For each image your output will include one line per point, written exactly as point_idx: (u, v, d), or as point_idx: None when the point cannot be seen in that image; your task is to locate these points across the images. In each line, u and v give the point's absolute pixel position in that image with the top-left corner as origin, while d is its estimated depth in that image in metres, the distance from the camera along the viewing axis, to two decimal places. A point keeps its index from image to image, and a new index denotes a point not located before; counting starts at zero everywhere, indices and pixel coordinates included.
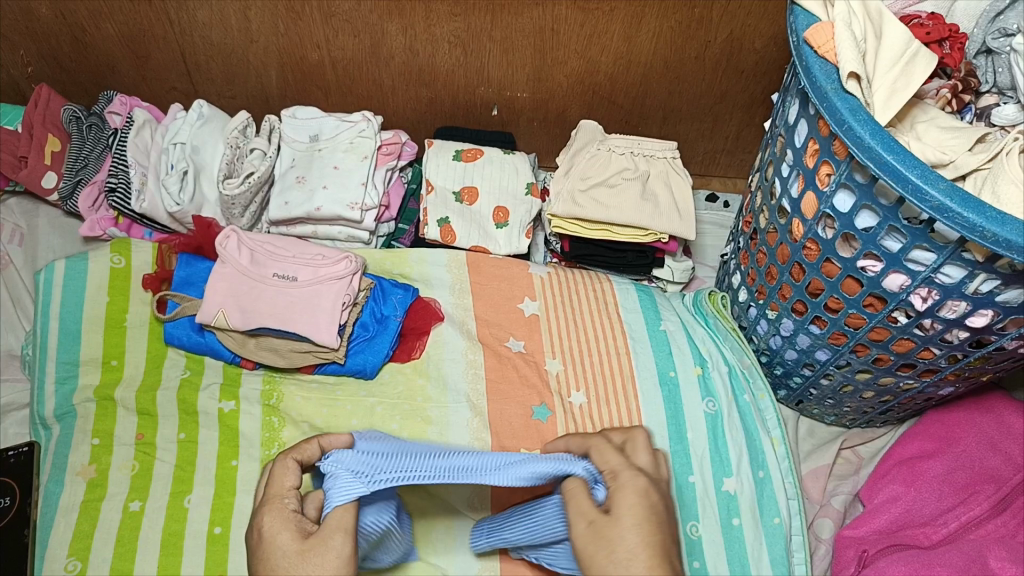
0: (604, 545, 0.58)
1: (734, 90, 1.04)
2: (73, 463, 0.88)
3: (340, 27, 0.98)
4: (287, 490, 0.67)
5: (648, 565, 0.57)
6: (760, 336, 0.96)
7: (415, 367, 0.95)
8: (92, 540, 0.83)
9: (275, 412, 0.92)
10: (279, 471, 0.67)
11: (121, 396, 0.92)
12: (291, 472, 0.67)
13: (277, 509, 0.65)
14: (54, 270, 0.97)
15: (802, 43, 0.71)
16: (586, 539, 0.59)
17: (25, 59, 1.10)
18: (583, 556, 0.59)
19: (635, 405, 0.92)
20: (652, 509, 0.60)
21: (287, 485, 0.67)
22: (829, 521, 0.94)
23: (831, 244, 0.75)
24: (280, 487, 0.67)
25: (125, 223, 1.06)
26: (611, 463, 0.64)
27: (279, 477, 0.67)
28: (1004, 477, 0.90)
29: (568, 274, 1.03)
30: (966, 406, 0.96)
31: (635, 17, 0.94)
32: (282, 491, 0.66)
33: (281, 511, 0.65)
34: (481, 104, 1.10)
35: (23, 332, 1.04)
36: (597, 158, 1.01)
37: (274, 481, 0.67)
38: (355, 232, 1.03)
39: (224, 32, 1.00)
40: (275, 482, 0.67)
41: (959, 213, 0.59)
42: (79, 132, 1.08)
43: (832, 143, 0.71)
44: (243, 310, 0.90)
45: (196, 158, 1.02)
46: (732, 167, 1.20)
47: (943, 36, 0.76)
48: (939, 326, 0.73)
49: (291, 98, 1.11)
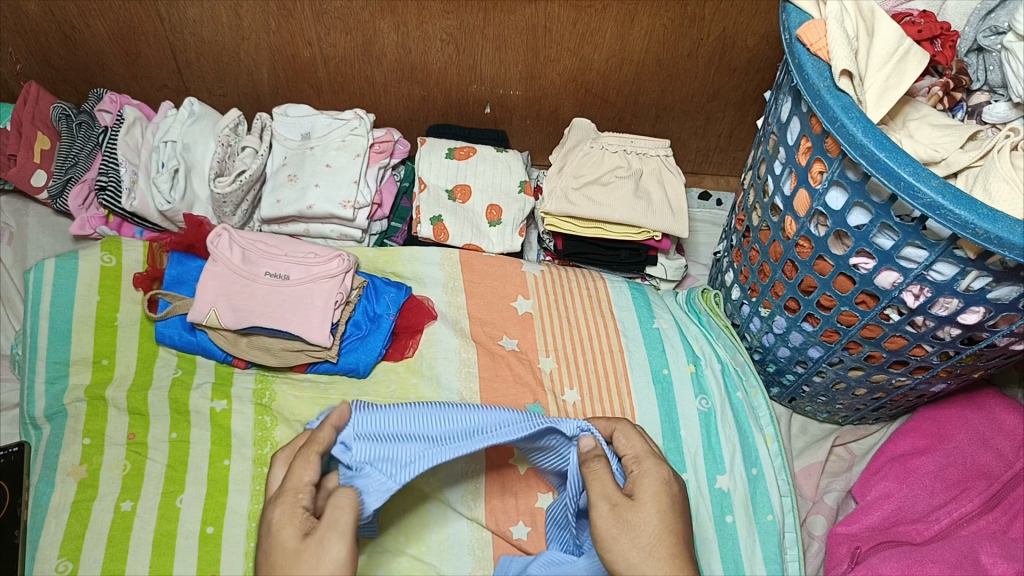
0: (629, 530, 0.65)
1: (726, 89, 1.05)
2: (64, 463, 0.88)
3: (331, 24, 0.97)
4: (303, 486, 0.65)
5: (668, 548, 0.64)
6: (753, 334, 0.96)
7: (408, 366, 0.94)
8: (83, 541, 0.83)
9: (267, 411, 0.91)
10: (302, 463, 0.65)
11: (112, 396, 0.91)
12: (312, 466, 0.65)
13: (289, 504, 0.63)
14: (43, 269, 0.96)
15: (794, 41, 0.71)
16: (609, 521, 0.65)
17: (13, 56, 1.09)
18: (605, 536, 0.65)
19: (628, 402, 0.92)
20: (670, 495, 0.67)
21: (304, 480, 0.65)
22: (821, 518, 0.94)
23: (824, 241, 0.75)
24: (297, 481, 0.65)
25: (115, 222, 1.05)
26: (635, 448, 0.70)
27: (297, 471, 0.65)
28: (995, 474, 0.91)
29: (561, 272, 1.03)
30: (957, 403, 0.96)
31: (628, 15, 0.94)
32: (298, 485, 0.65)
33: (293, 507, 0.63)
34: (474, 103, 1.09)
35: (13, 332, 1.03)
36: (590, 156, 1.00)
37: (293, 472, 0.65)
38: (348, 231, 1.03)
39: (214, 29, 1.00)
40: (295, 474, 0.65)
41: (951, 210, 0.59)
42: (68, 130, 1.07)
43: (824, 141, 0.71)
44: (235, 309, 0.89)
45: (187, 156, 1.02)
46: (724, 165, 1.20)
47: (934, 34, 0.76)
48: (930, 323, 0.73)
49: (282, 96, 1.11)
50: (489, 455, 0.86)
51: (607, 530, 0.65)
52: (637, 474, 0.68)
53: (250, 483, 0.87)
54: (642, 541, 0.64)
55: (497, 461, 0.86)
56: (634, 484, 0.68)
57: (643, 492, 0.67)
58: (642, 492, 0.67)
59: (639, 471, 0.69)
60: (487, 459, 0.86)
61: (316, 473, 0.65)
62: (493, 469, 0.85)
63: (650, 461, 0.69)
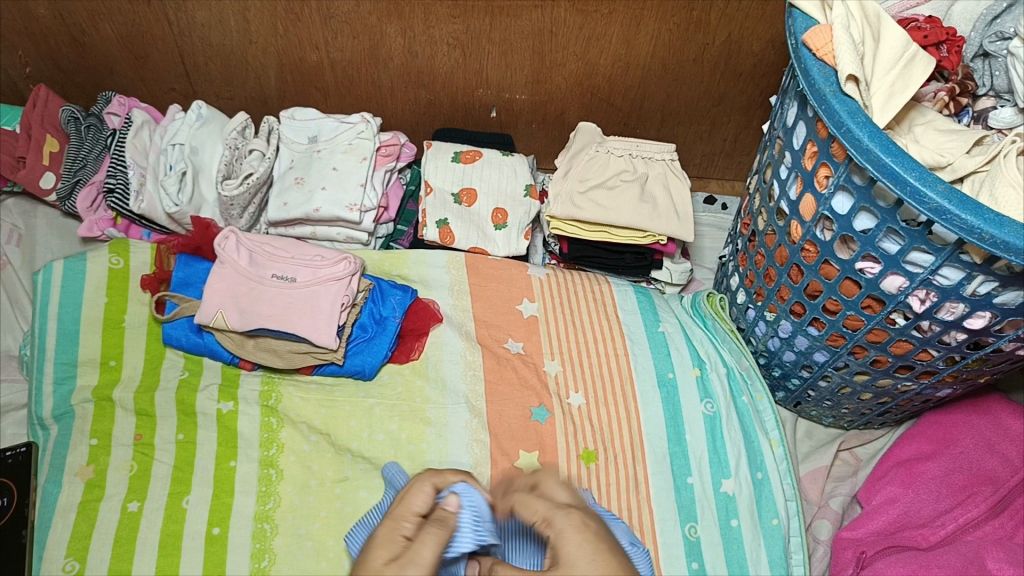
0: None
1: (732, 93, 1.05)
2: (71, 463, 0.88)
3: (338, 28, 0.98)
4: (411, 515, 0.61)
5: None
6: (758, 338, 0.96)
7: (414, 369, 0.95)
8: (90, 541, 0.83)
9: (273, 413, 0.92)
10: (415, 491, 0.62)
11: (119, 397, 0.92)
12: (423, 496, 0.61)
13: (390, 528, 0.60)
14: (52, 270, 0.97)
15: (801, 45, 0.72)
16: None
17: (23, 59, 1.10)
18: None
19: (633, 406, 0.92)
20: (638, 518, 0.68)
21: (413, 509, 0.61)
22: (827, 522, 0.94)
23: (829, 246, 0.75)
24: (407, 508, 0.61)
25: (123, 223, 1.06)
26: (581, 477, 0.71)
27: (409, 498, 0.62)
28: (1001, 479, 0.91)
29: (567, 276, 1.03)
30: (963, 408, 0.96)
31: (634, 20, 0.94)
32: (407, 514, 0.61)
33: (391, 531, 0.59)
34: (480, 106, 1.10)
35: (21, 332, 1.04)
36: (595, 160, 1.01)
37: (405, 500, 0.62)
38: (353, 233, 1.03)
39: (222, 32, 1.00)
40: (405, 501, 0.62)
41: (956, 215, 0.59)
42: (77, 132, 1.08)
43: (830, 145, 0.71)
44: (241, 311, 0.90)
45: (195, 159, 1.02)
46: (729, 170, 1.20)
47: (940, 40, 0.76)
48: (936, 328, 0.73)
49: (290, 99, 1.11)
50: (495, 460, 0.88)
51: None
52: (553, 536, 0.59)
53: (256, 485, 0.87)
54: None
55: (503, 466, 0.87)
56: (554, 548, 0.58)
57: (567, 552, 0.57)
58: (564, 555, 0.57)
59: (553, 532, 0.59)
60: (493, 464, 0.88)
61: (428, 505, 0.61)
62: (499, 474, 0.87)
63: (562, 516, 0.60)
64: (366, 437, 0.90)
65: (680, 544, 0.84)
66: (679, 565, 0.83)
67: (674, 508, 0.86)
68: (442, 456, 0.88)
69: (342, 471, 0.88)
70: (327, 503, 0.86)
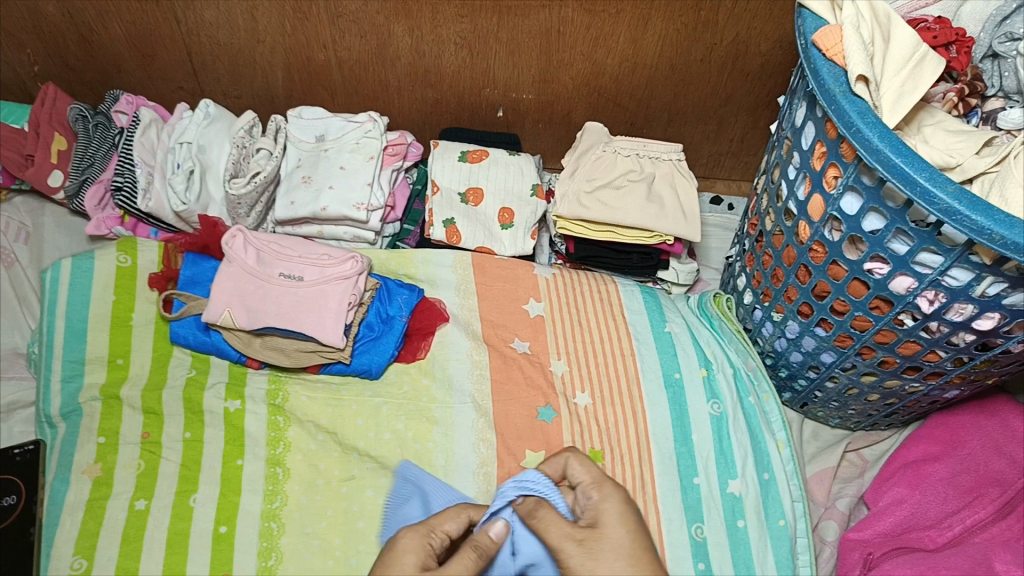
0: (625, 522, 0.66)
1: (739, 93, 1.05)
2: (79, 461, 0.88)
3: (347, 27, 0.98)
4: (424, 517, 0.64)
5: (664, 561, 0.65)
6: (765, 338, 0.96)
7: (420, 368, 0.95)
8: (97, 539, 0.83)
9: (280, 411, 0.92)
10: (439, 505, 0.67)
11: (127, 395, 0.92)
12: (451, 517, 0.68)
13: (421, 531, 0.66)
14: (60, 268, 0.97)
15: (810, 45, 0.72)
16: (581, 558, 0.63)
17: (31, 57, 1.10)
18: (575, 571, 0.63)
19: (640, 407, 0.92)
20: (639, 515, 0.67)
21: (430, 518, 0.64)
22: (834, 523, 0.93)
23: (838, 246, 0.75)
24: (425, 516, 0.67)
25: (131, 222, 1.06)
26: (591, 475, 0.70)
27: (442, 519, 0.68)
28: (1008, 481, 0.91)
29: (573, 275, 1.03)
30: (970, 408, 0.96)
31: (641, 20, 0.94)
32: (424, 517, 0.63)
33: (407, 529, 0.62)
34: (487, 105, 1.10)
35: (29, 330, 1.04)
36: (602, 160, 1.01)
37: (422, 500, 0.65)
38: (361, 232, 1.04)
39: (230, 32, 1.01)
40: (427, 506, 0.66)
41: (967, 216, 0.59)
42: (85, 131, 1.08)
43: (839, 146, 0.71)
44: (249, 310, 0.90)
45: (203, 157, 1.02)
46: (736, 170, 1.20)
47: (949, 40, 0.76)
48: (945, 329, 0.73)
49: (297, 98, 1.12)
50: (502, 459, 0.88)
51: (581, 568, 0.63)
52: (598, 499, 0.67)
53: (263, 483, 0.87)
54: (619, 565, 0.63)
55: (510, 465, 0.88)
56: (596, 510, 0.67)
57: (607, 518, 0.66)
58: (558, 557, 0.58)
59: (599, 496, 0.67)
60: (500, 463, 0.88)
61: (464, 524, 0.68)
62: (506, 472, 0.87)
63: (610, 484, 0.68)
64: (373, 436, 0.90)
65: (687, 544, 0.84)
66: (685, 566, 0.83)
67: (682, 509, 0.86)
68: (449, 456, 0.88)
69: (349, 470, 0.88)
70: (334, 501, 0.86)
